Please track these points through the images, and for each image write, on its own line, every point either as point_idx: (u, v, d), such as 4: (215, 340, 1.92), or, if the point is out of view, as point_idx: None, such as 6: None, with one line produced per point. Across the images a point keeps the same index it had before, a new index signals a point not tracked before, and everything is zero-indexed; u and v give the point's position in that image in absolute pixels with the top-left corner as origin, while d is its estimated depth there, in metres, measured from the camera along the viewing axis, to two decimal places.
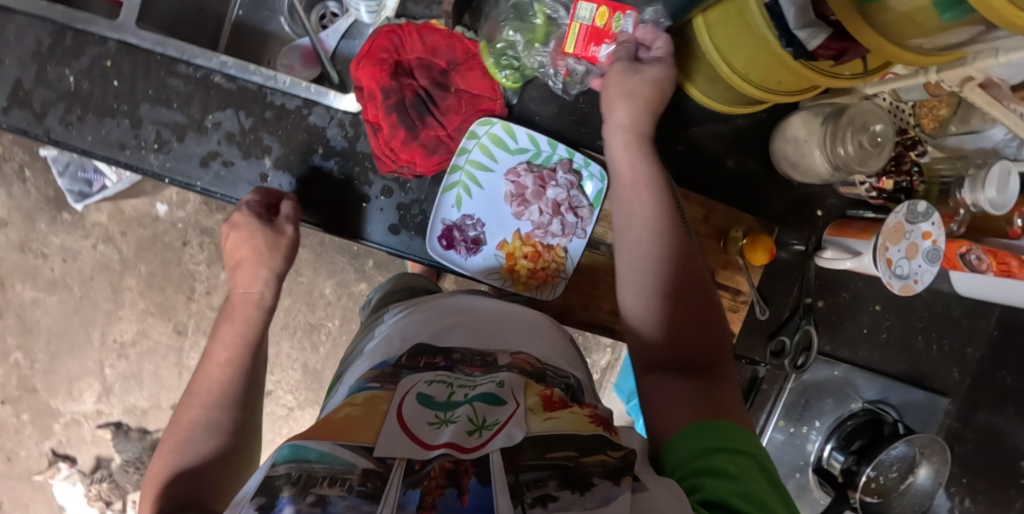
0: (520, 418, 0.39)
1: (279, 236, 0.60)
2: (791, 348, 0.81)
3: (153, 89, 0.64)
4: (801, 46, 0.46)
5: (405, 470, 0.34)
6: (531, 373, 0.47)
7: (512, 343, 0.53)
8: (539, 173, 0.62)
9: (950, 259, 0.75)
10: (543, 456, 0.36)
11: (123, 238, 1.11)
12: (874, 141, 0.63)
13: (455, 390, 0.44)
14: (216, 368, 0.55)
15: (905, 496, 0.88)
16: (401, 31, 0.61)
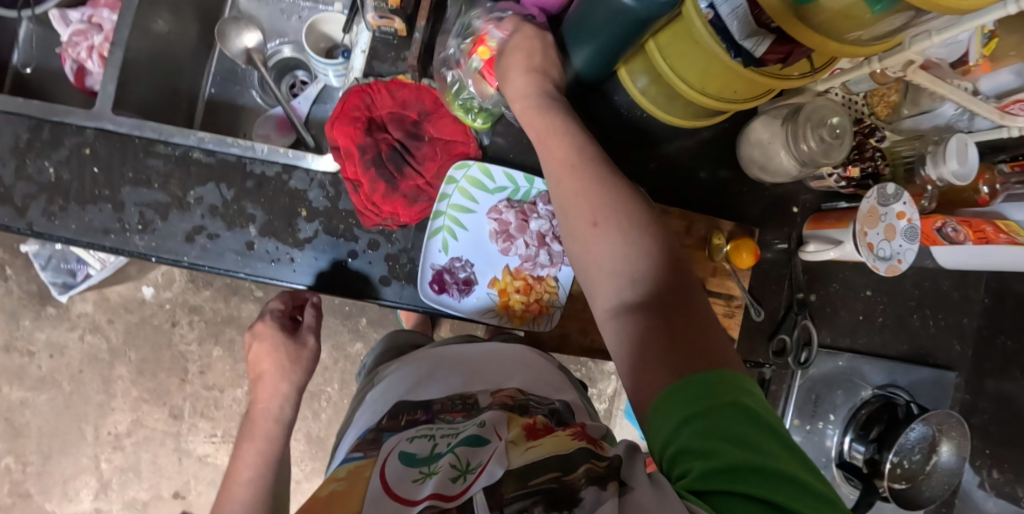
0: (501, 453, 0.41)
1: (301, 349, 0.71)
2: (793, 346, 0.82)
3: (133, 171, 0.66)
4: (750, 54, 0.49)
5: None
6: (514, 406, 0.50)
7: (492, 382, 0.55)
8: (520, 208, 0.63)
9: (929, 234, 0.79)
10: (525, 485, 0.37)
11: (111, 326, 1.16)
12: (835, 133, 0.65)
13: (438, 442, 0.46)
14: (239, 486, 0.63)
15: (933, 475, 0.91)
16: (370, 89, 0.62)
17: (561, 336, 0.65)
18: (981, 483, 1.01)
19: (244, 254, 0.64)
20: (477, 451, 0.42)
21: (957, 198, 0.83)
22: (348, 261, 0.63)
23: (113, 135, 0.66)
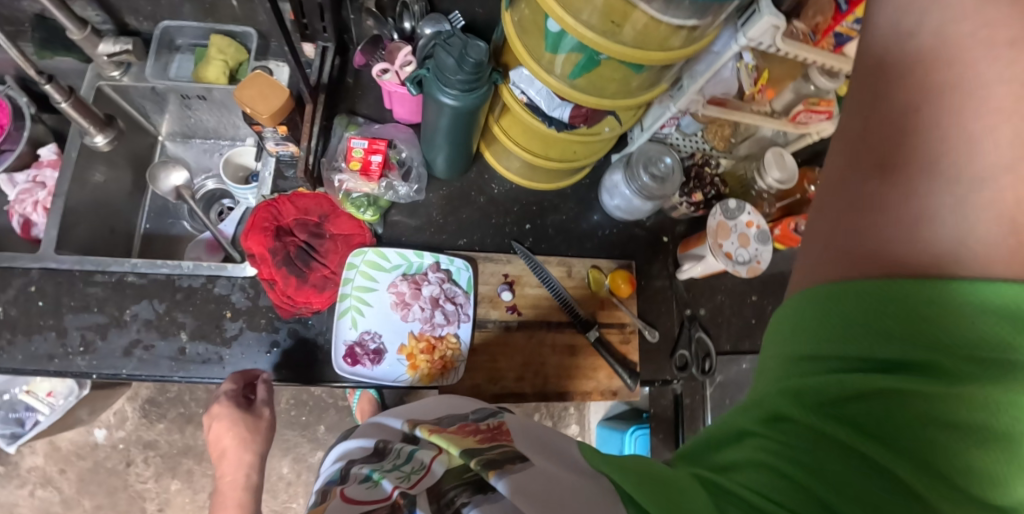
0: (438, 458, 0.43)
1: (257, 420, 0.69)
2: (693, 358, 0.90)
3: (75, 300, 0.76)
4: (559, 121, 0.67)
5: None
6: (452, 420, 0.50)
7: (424, 409, 0.54)
8: (413, 279, 0.74)
9: (789, 235, 0.92)
10: (460, 477, 0.41)
11: (63, 476, 1.30)
12: (664, 169, 0.82)
13: (384, 462, 0.46)
14: None
15: None
16: (276, 203, 0.75)
17: (471, 387, 0.74)
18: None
19: (178, 359, 0.73)
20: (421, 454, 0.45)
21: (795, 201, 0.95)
22: (271, 351, 0.72)
23: (56, 272, 0.77)
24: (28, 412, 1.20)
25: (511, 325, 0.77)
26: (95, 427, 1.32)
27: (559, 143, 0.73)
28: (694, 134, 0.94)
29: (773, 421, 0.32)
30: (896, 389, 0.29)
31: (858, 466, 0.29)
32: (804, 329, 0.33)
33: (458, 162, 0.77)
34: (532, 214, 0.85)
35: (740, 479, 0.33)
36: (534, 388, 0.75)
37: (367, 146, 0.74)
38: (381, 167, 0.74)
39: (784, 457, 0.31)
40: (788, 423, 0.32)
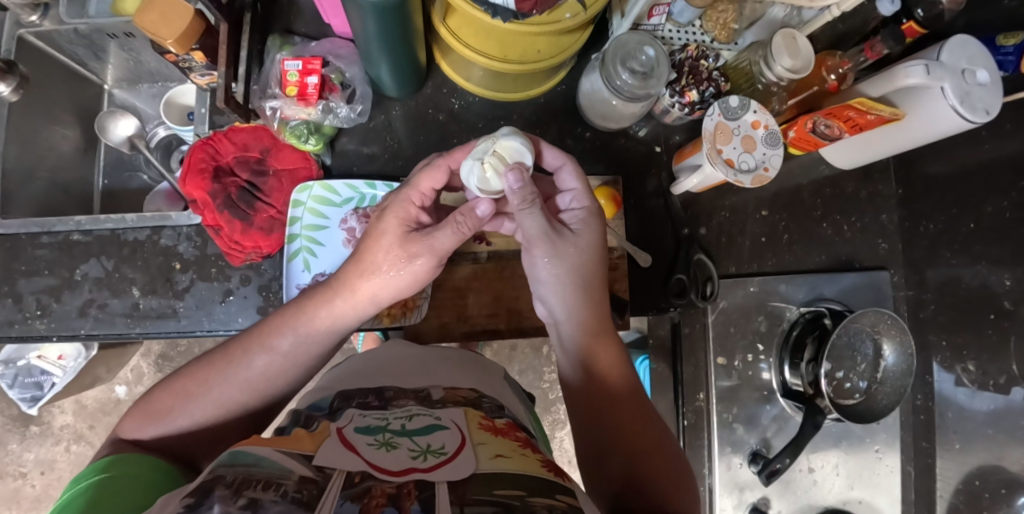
0: (469, 456, 0.46)
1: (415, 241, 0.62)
2: (690, 283, 0.82)
3: (25, 264, 0.72)
4: (504, 10, 0.56)
5: (343, 482, 0.40)
6: (465, 402, 0.56)
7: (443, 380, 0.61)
8: (365, 212, 0.68)
9: (807, 137, 0.84)
10: (490, 493, 0.41)
11: (93, 431, 1.31)
12: (646, 64, 0.71)
13: (392, 421, 0.51)
14: (260, 354, 0.59)
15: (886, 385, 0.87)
16: (212, 141, 0.68)
17: (438, 326, 0.72)
18: (958, 380, 0.88)
19: (133, 315, 0.69)
20: (444, 439, 0.48)
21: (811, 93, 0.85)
22: (226, 300, 0.68)
23: (3, 236, 0.73)
24: (43, 375, 1.22)
25: (481, 256, 0.71)
26: (115, 384, 1.32)
27: (518, 40, 0.63)
28: (689, 24, 0.83)
29: None
30: None
31: None
32: None
33: (405, 73, 0.67)
34: (499, 129, 0.76)
35: None
36: (508, 324, 0.71)
37: (300, 66, 0.66)
38: (319, 88, 0.66)
39: None
40: None
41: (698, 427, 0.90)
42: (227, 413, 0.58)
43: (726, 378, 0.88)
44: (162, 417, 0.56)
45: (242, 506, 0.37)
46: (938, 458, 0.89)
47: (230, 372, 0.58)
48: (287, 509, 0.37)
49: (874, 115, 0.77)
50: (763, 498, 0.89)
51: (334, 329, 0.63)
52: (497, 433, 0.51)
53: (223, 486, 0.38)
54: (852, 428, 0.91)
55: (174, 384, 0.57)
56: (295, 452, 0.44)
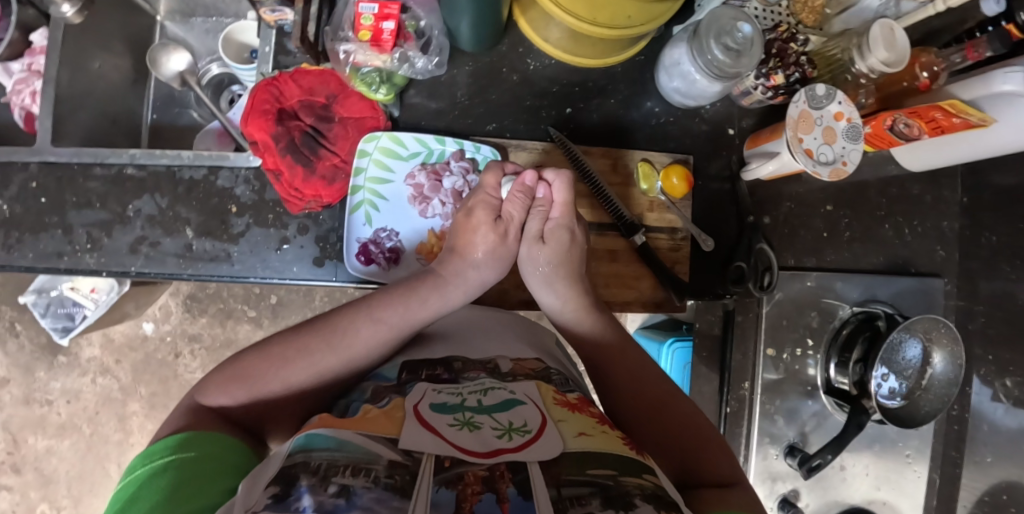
0: (554, 434, 0.45)
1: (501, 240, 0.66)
2: (750, 272, 0.78)
3: (77, 196, 0.70)
4: None
5: (434, 467, 0.40)
6: (536, 375, 0.55)
7: (509, 351, 0.59)
8: (433, 169, 0.69)
9: (882, 135, 0.78)
10: (583, 472, 0.41)
11: (119, 366, 1.31)
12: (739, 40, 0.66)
13: (466, 397, 0.50)
14: (366, 326, 0.59)
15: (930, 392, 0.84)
16: (277, 82, 0.66)
17: (497, 290, 0.73)
18: (995, 395, 0.86)
19: (185, 256, 0.68)
20: (525, 415, 0.47)
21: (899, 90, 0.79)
22: (281, 249, 0.68)
23: (56, 165, 0.71)
24: (75, 307, 1.22)
25: None
26: (143, 321, 1.32)
27: (611, 4, 0.58)
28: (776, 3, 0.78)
29: None
30: None
31: None
32: None
33: (483, 27, 0.63)
34: (574, 96, 0.75)
35: None
36: None
37: (376, 9, 0.63)
38: (394, 33, 0.63)
39: None
40: None
41: (738, 416, 0.86)
42: (319, 381, 0.57)
43: (773, 371, 0.85)
44: (247, 382, 0.55)
45: (334, 493, 0.37)
46: (965, 469, 0.88)
47: (335, 340, 0.58)
48: (382, 497, 0.37)
49: (960, 119, 0.72)
50: (794, 490, 0.86)
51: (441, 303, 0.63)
52: (573, 408, 0.50)
53: (308, 473, 0.38)
54: (888, 431, 0.88)
55: (269, 351, 0.57)
56: (378, 435, 0.43)
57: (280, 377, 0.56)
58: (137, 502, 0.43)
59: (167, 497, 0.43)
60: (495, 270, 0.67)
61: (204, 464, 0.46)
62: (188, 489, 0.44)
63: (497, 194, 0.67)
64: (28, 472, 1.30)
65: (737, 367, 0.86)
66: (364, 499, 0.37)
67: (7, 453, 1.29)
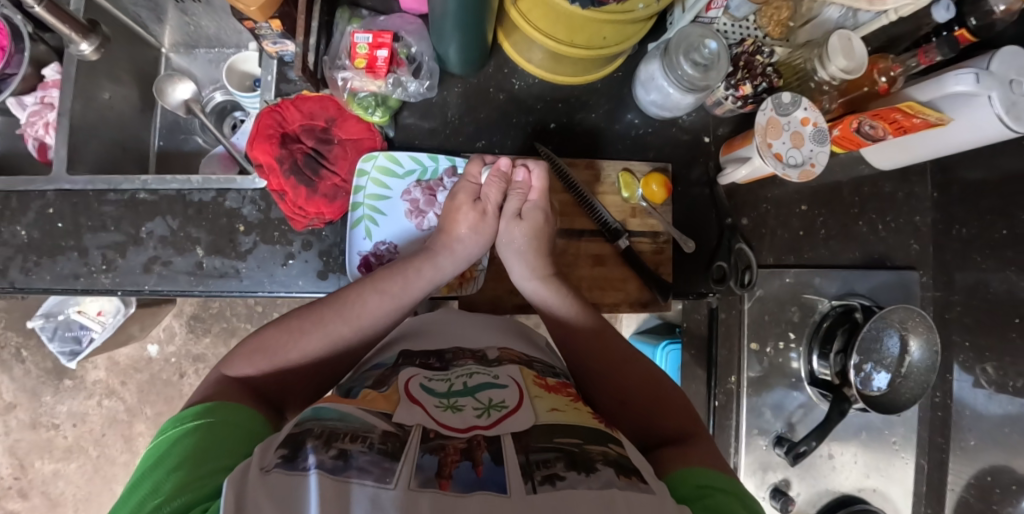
0: (529, 409, 0.50)
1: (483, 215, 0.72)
2: (731, 270, 0.83)
3: (91, 220, 0.74)
4: None
5: (421, 436, 0.45)
6: (521, 361, 0.59)
7: (497, 341, 0.63)
8: (428, 185, 0.74)
9: (850, 136, 0.82)
10: (552, 440, 0.46)
11: (124, 387, 1.34)
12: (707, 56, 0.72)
13: (453, 382, 0.54)
14: (371, 296, 0.65)
15: (910, 379, 0.88)
16: (280, 108, 0.71)
17: (493, 296, 0.77)
18: (977, 382, 0.91)
19: (196, 273, 0.72)
20: (504, 393, 0.52)
21: (861, 95, 0.84)
22: (287, 264, 0.72)
23: (70, 192, 0.75)
24: (82, 330, 1.25)
25: None
26: (147, 342, 1.35)
27: (585, 27, 0.63)
28: (745, 18, 0.83)
29: (702, 487, 0.49)
30: (708, 488, 0.49)
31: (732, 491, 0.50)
32: (701, 481, 0.50)
33: (470, 51, 0.68)
34: (558, 112, 0.81)
35: (702, 481, 0.50)
36: None
37: (369, 38, 0.68)
38: (388, 58, 0.68)
39: (712, 484, 0.50)
40: (712, 490, 0.49)
41: (727, 408, 0.90)
42: (332, 349, 0.63)
43: (757, 366, 0.89)
44: (267, 353, 0.60)
45: (334, 455, 0.40)
46: (952, 455, 0.92)
47: (344, 310, 0.64)
48: (375, 459, 0.41)
49: (920, 119, 0.77)
50: (785, 479, 0.90)
51: (436, 274, 0.69)
52: (551, 389, 0.55)
53: (313, 437, 0.42)
54: (872, 419, 0.92)
55: (286, 324, 0.63)
56: (372, 410, 0.48)
57: (297, 348, 0.61)
58: (167, 457, 0.46)
59: (201, 449, 0.47)
60: (479, 246, 0.72)
61: (228, 426, 0.50)
62: (217, 446, 0.48)
63: (477, 182, 0.72)
64: (35, 496, 1.33)
65: (722, 363, 0.90)
66: (361, 460, 0.40)
67: (14, 478, 1.32)
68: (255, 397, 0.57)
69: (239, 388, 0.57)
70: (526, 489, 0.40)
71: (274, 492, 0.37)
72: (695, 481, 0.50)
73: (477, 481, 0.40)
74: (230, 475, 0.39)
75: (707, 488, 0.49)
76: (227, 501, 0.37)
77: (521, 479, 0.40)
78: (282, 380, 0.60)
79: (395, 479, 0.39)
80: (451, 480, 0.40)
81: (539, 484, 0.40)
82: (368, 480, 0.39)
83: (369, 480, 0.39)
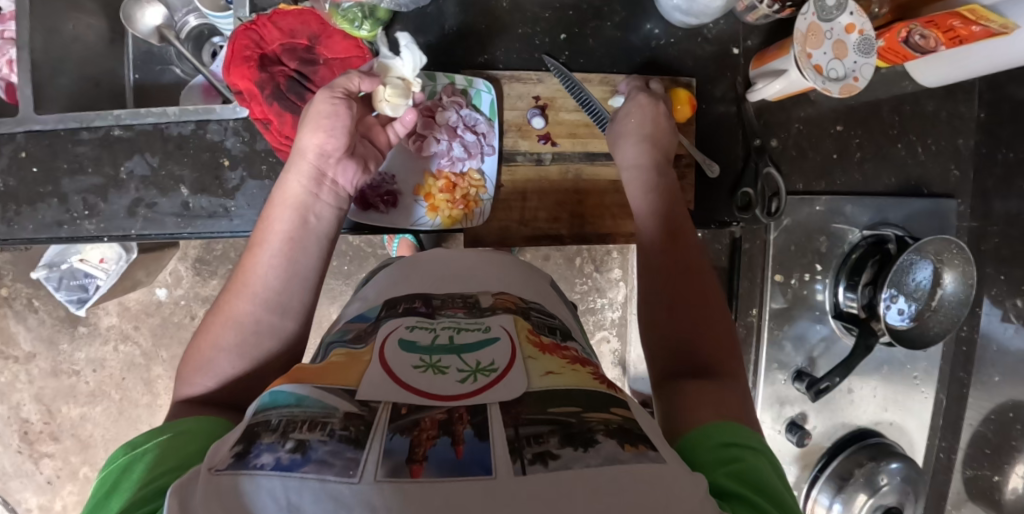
0: (520, 372, 0.42)
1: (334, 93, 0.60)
2: (757, 198, 0.78)
3: (67, 162, 0.69)
4: None
5: (391, 414, 0.37)
6: (516, 310, 0.52)
7: (493, 285, 0.58)
8: (426, 105, 0.69)
9: (897, 48, 0.74)
10: (545, 411, 0.38)
11: (139, 332, 1.32)
12: None
13: (438, 333, 0.47)
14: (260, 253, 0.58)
15: (940, 313, 0.83)
16: (256, 26, 0.64)
17: (501, 228, 0.72)
18: (1005, 316, 0.86)
19: (183, 215, 0.68)
20: (494, 353, 0.44)
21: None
22: None
23: (42, 133, 0.69)
24: (87, 278, 1.23)
25: (544, 157, 0.72)
26: (156, 287, 1.32)
27: None
28: None
29: (728, 446, 0.43)
30: (732, 447, 0.44)
31: (763, 454, 0.44)
32: (727, 442, 0.44)
33: None
34: (569, 22, 0.73)
35: (726, 439, 0.44)
36: (570, 229, 0.72)
37: None
38: None
39: (737, 444, 0.44)
40: (736, 450, 0.43)
41: (746, 342, 0.85)
42: (248, 335, 0.54)
43: (780, 298, 0.84)
44: (202, 364, 0.53)
45: (291, 449, 0.34)
46: (971, 389, 0.89)
47: (240, 290, 0.56)
48: (337, 449, 0.34)
49: (980, 26, 0.67)
50: (802, 413, 0.87)
51: (293, 201, 0.59)
52: (546, 348, 0.46)
53: (268, 431, 0.36)
54: (896, 353, 0.87)
55: (201, 334, 0.55)
56: (336, 387, 0.40)
57: (222, 354, 0.53)
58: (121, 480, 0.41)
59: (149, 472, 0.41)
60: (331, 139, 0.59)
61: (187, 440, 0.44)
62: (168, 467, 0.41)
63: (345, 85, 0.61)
64: (66, 439, 1.33)
65: (743, 295, 0.84)
66: (319, 453, 0.34)
67: (44, 423, 1.32)
68: (215, 411, 0.50)
69: (195, 408, 0.50)
70: (514, 470, 0.33)
71: (224, 500, 0.32)
72: (722, 441, 0.44)
73: (455, 463, 0.34)
74: (179, 480, 0.34)
75: (731, 446, 0.44)
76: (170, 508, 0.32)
77: (509, 457, 0.34)
78: (230, 395, 0.52)
79: (360, 471, 0.33)
80: (425, 463, 0.33)
81: (529, 463, 0.34)
82: (328, 475, 0.32)
83: (329, 475, 0.32)
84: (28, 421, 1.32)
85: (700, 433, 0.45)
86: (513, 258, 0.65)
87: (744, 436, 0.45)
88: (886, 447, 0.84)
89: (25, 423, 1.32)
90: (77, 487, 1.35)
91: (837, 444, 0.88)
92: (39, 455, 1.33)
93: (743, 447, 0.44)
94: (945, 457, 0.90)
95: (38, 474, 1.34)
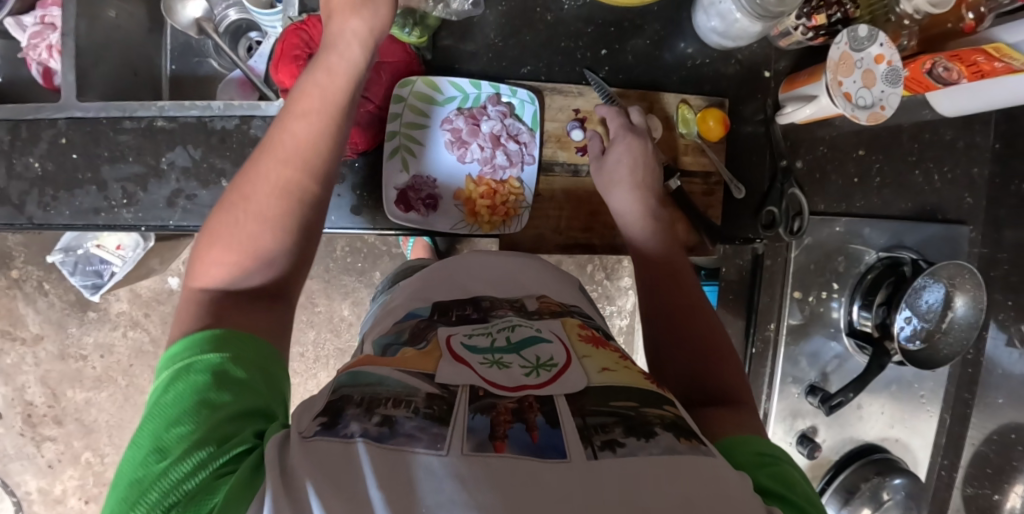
0: (578, 370, 0.43)
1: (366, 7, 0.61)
2: (781, 217, 0.80)
3: (108, 150, 0.70)
4: None
5: (469, 396, 0.38)
6: (560, 313, 0.53)
7: (536, 289, 0.59)
8: (471, 113, 0.70)
9: (920, 78, 0.75)
10: (607, 405, 0.39)
11: (148, 320, 1.33)
12: None
13: (496, 336, 0.47)
14: (292, 127, 0.56)
15: (951, 336, 0.84)
16: (305, 25, 0.65)
17: (533, 235, 0.74)
18: (1010, 341, 0.87)
19: None
20: (552, 350, 0.45)
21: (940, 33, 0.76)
22: None
23: (84, 121, 0.70)
24: (103, 264, 1.23)
25: (581, 169, 0.74)
26: (168, 275, 1.32)
27: None
28: None
29: (762, 456, 0.44)
30: (765, 458, 0.44)
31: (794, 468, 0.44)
32: (758, 451, 0.44)
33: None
34: (608, 37, 0.74)
35: (760, 449, 0.45)
36: (603, 239, 0.74)
37: None
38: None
39: (769, 454, 0.44)
40: (769, 458, 0.44)
41: (761, 357, 0.86)
42: (284, 207, 0.53)
43: (799, 314, 0.85)
44: (231, 240, 0.51)
45: (378, 422, 0.36)
46: (975, 410, 0.90)
47: (271, 163, 0.54)
48: (422, 425, 0.36)
49: (1003, 63, 0.69)
50: (812, 426, 0.88)
51: (339, 80, 0.58)
52: (597, 344, 0.48)
53: (353, 405, 0.38)
54: (905, 373, 0.89)
55: (222, 216, 0.52)
56: (415, 370, 0.41)
57: (251, 220, 0.52)
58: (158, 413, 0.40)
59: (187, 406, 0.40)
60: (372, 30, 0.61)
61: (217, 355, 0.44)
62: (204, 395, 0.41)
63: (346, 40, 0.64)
64: (69, 423, 1.34)
65: (760, 310, 0.86)
66: (407, 427, 0.36)
67: (48, 405, 1.33)
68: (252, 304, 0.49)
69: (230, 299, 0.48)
70: (587, 454, 0.34)
71: (323, 464, 0.34)
72: (757, 450, 0.45)
73: (532, 445, 0.35)
74: (273, 440, 0.37)
75: (764, 455, 0.44)
76: (269, 468, 0.34)
77: (579, 442, 0.35)
78: (256, 262, 0.51)
79: (448, 444, 0.34)
80: (507, 441, 0.35)
81: (599, 449, 0.35)
82: (418, 447, 0.34)
83: (418, 447, 0.34)
84: (33, 403, 1.32)
85: (733, 442, 0.46)
86: (545, 262, 0.67)
87: (775, 449, 0.46)
88: (891, 463, 0.86)
89: (28, 406, 1.32)
90: (77, 471, 1.35)
91: (844, 457, 0.89)
92: (42, 438, 1.33)
93: (775, 457, 0.44)
94: (946, 474, 0.92)
95: (39, 457, 1.34)
